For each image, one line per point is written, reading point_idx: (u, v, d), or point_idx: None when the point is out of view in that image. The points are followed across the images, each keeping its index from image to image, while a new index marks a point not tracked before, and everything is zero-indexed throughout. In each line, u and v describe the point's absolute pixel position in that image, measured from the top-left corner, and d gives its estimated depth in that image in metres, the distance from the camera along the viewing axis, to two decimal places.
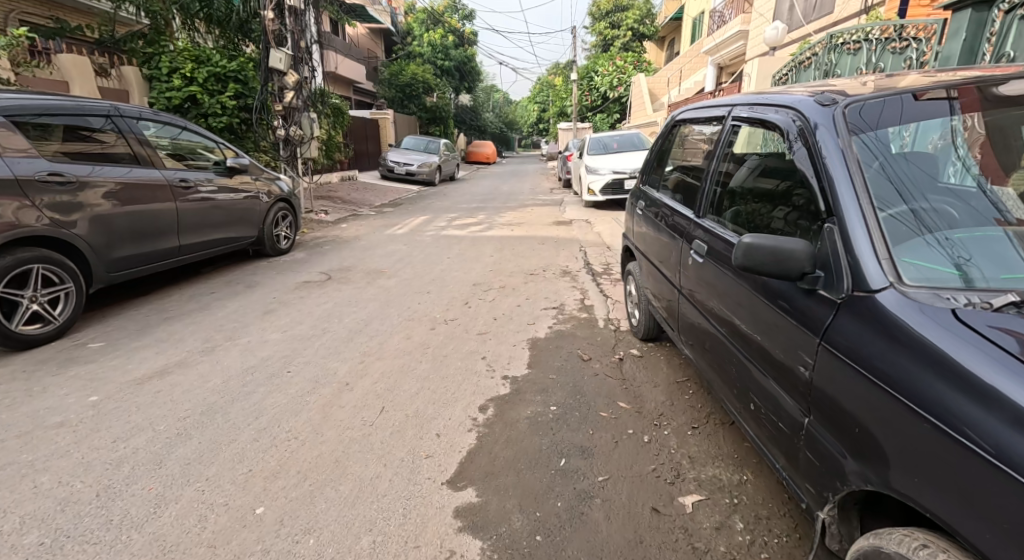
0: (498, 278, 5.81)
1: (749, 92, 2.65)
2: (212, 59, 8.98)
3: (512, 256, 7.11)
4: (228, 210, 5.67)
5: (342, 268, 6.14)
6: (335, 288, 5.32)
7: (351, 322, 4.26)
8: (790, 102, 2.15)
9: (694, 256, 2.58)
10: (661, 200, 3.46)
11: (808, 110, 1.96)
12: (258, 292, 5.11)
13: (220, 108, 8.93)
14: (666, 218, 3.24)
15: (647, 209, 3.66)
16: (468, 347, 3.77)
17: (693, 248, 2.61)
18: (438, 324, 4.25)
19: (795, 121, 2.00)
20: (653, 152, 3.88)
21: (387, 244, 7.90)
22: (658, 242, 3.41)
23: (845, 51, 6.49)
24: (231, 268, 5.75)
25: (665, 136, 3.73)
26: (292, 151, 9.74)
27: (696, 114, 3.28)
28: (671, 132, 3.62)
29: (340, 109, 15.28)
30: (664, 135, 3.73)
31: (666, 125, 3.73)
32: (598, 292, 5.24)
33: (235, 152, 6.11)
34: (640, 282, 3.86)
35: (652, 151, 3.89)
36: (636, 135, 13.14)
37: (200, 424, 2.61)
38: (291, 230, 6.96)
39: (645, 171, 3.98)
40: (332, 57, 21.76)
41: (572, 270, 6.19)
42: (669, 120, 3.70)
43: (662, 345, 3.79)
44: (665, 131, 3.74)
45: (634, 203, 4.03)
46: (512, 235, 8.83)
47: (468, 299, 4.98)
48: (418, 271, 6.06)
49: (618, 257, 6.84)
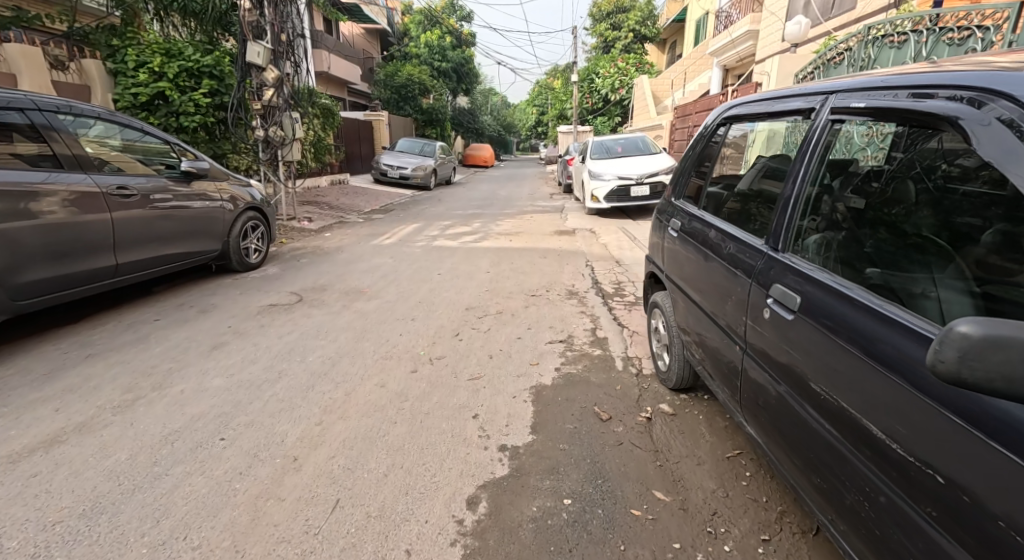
0: (495, 300, 5.06)
1: (853, 75, 1.93)
2: (184, 53, 8.23)
3: (510, 271, 6.39)
4: (184, 221, 4.93)
5: (316, 287, 5.40)
6: (305, 313, 4.57)
7: (317, 361, 3.52)
8: (870, 83, 1.73)
9: (769, 302, 1.88)
10: (706, 219, 2.72)
11: (942, 81, 1.47)
12: (213, 318, 4.35)
13: (192, 107, 8.19)
14: (713, 242, 2.50)
15: (684, 228, 2.92)
16: (456, 399, 3.04)
17: (773, 294, 1.87)
18: (421, 364, 3.51)
19: (905, 96, 1.56)
20: (686, 162, 3.20)
21: (372, 257, 7.15)
22: (695, 266, 2.69)
23: (887, 44, 5.80)
24: (187, 289, 5.01)
25: (701, 143, 3.06)
26: (272, 153, 8.99)
27: (755, 106, 2.53)
28: (714, 138, 2.92)
29: (329, 109, 14.54)
30: (701, 142, 3.06)
31: (706, 129, 3.05)
32: (611, 320, 4.51)
33: (193, 155, 5.31)
34: (666, 316, 3.17)
35: (683, 160, 3.22)
36: (642, 138, 12.42)
37: (73, 538, 1.88)
38: (263, 242, 6.19)
39: (672, 182, 3.32)
40: (324, 56, 21.05)
41: (579, 291, 5.45)
42: (709, 120, 3.02)
43: (698, 398, 3.05)
44: (703, 137, 3.06)
45: (660, 221, 3.33)
46: (510, 246, 8.11)
47: (459, 329, 4.24)
48: (403, 292, 5.31)
49: (629, 274, 6.12)
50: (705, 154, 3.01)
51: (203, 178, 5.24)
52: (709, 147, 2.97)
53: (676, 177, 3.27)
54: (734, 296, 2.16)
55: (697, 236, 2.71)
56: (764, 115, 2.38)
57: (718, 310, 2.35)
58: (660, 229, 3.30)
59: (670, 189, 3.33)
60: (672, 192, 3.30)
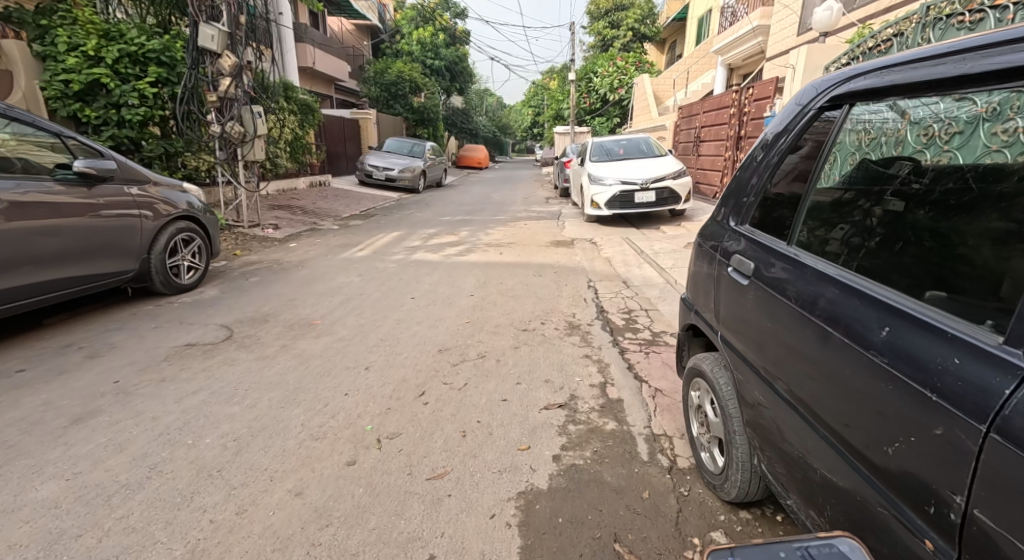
0: (478, 339, 4.04)
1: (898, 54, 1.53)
2: (126, 35, 7.19)
3: (499, 294, 5.39)
4: (78, 238, 3.91)
5: (257, 317, 4.37)
6: (228, 358, 3.52)
7: (216, 446, 2.48)
8: (932, 52, 1.37)
9: None
10: (801, 263, 1.69)
11: None
12: (99, 366, 3.29)
13: (136, 98, 7.19)
14: (829, 311, 1.47)
15: (756, 270, 1.87)
16: (401, 525, 2.02)
17: None
18: (362, 453, 2.48)
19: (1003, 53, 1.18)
20: (750, 160, 2.19)
21: (338, 273, 6.12)
22: (784, 333, 1.64)
23: (955, 24, 4.88)
24: (85, 323, 3.97)
25: (780, 134, 2.02)
26: (231, 152, 7.97)
27: (857, 85, 1.65)
28: (806, 129, 1.88)
29: (309, 106, 13.51)
30: (780, 132, 2.03)
31: (789, 111, 2.05)
32: (625, 370, 3.50)
33: (96, 151, 4.28)
34: (716, 389, 2.11)
35: (747, 160, 2.23)
36: (643, 137, 11.42)
37: None
38: (200, 258, 5.16)
39: (729, 190, 2.32)
40: (309, 51, 20.02)
41: (581, 325, 4.44)
42: (798, 94, 2.06)
43: (769, 523, 2.02)
44: (783, 125, 2.03)
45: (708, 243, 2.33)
46: (500, 261, 7.11)
47: (425, 387, 3.21)
48: (363, 326, 4.28)
49: (641, 301, 5.13)
50: (789, 152, 1.94)
51: (105, 183, 4.17)
52: (795, 144, 1.92)
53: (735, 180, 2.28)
54: (922, 433, 1.13)
55: (786, 291, 1.67)
56: (889, 88, 1.51)
57: (852, 434, 1.31)
58: (708, 258, 2.27)
59: (725, 197, 2.33)
60: (729, 202, 2.28)
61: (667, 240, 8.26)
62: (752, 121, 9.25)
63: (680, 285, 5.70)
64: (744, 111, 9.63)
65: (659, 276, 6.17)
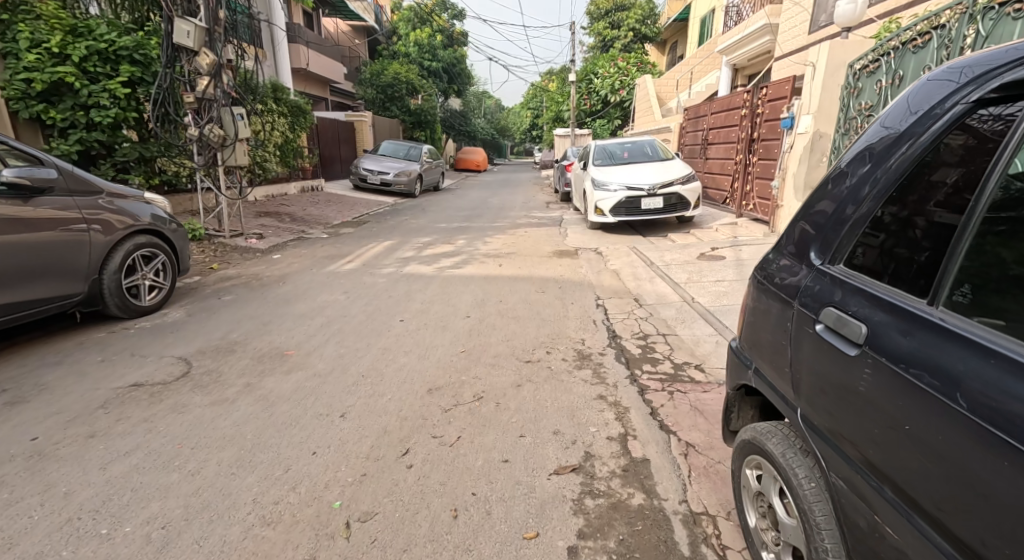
0: (475, 376, 3.51)
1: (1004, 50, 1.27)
2: (96, 31, 6.66)
3: (498, 315, 4.85)
4: (13, 260, 3.40)
5: (222, 347, 3.82)
6: (180, 402, 2.98)
7: (137, 539, 1.94)
8: None
9: None
10: (963, 334, 1.13)
11: None
12: (21, 416, 2.75)
13: (106, 98, 6.68)
14: None
15: (872, 332, 1.31)
16: None
17: None
18: (325, 547, 1.95)
19: None
20: (839, 174, 1.65)
21: (322, 291, 5.58)
22: (939, 445, 1.11)
23: (1010, 13, 4.48)
24: (19, 358, 3.43)
25: (894, 141, 1.47)
26: (210, 157, 7.41)
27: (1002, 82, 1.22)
28: (948, 135, 1.33)
29: (301, 108, 13.00)
30: (893, 138, 1.48)
31: (899, 114, 1.53)
32: (648, 419, 2.98)
33: (28, 158, 3.74)
34: (789, 480, 1.58)
35: (835, 173, 1.69)
36: (649, 140, 10.91)
37: None
38: (165, 277, 4.62)
39: (805, 212, 1.78)
40: (302, 52, 19.50)
41: (592, 355, 3.91)
42: (910, 93, 1.56)
43: None
44: (897, 129, 1.49)
45: (772, 278, 1.78)
46: (500, 274, 6.58)
47: (411, 443, 2.69)
48: (343, 358, 3.74)
49: (656, 324, 4.60)
50: (917, 167, 1.39)
51: (44, 195, 3.65)
52: (932, 154, 1.36)
53: (813, 198, 1.74)
54: None
55: (941, 379, 1.12)
56: None
57: None
58: (779, 302, 1.70)
59: (799, 220, 1.80)
60: (805, 226, 1.74)
61: (677, 249, 7.74)
62: (767, 122, 8.73)
63: (697, 303, 5.17)
64: (757, 112, 9.11)
65: (673, 293, 5.64)
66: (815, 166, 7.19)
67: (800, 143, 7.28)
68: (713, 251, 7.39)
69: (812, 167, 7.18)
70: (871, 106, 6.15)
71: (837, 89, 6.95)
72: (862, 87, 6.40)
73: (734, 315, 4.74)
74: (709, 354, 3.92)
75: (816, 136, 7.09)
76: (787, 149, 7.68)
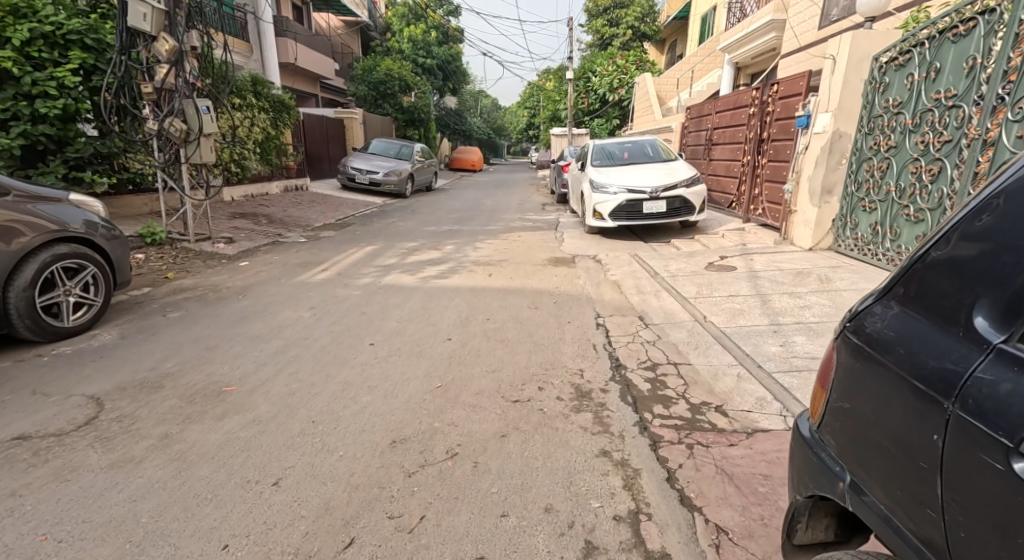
0: (450, 423, 2.89)
1: None
2: (40, 10, 5.92)
3: (483, 338, 4.21)
4: None
5: (149, 382, 3.18)
6: (69, 462, 2.35)
7: None
8: None
9: None
10: None
11: None
12: None
13: (54, 87, 5.97)
14: None
15: None
16: None
17: None
18: None
19: None
20: (998, 200, 1.15)
21: (286, 305, 4.94)
22: None
23: None
24: None
25: None
26: (172, 154, 6.80)
27: None
28: None
29: (283, 103, 12.30)
30: None
31: None
32: (663, 487, 2.36)
33: None
34: None
35: (988, 197, 1.18)
36: (651, 140, 10.31)
37: None
38: (96, 292, 3.98)
39: (931, 250, 1.26)
40: (290, 46, 18.84)
41: (593, 393, 3.29)
42: None
43: None
44: None
45: (888, 344, 1.24)
46: (489, 285, 5.95)
47: (357, 528, 2.07)
48: (293, 398, 3.10)
49: (665, 351, 3.98)
50: None
51: None
52: None
53: (951, 230, 1.23)
54: None
55: None
56: None
57: None
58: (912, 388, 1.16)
59: (924, 258, 1.27)
60: (939, 271, 1.22)
61: (683, 258, 7.13)
62: (778, 121, 8.13)
63: (710, 324, 4.55)
64: (766, 110, 8.52)
65: (682, 310, 5.02)
66: (834, 169, 6.60)
67: (816, 144, 6.70)
68: (722, 261, 6.80)
69: (830, 169, 6.59)
70: (900, 102, 5.56)
71: (860, 86, 6.34)
72: (889, 83, 5.82)
73: (754, 340, 4.11)
74: (731, 392, 3.30)
75: (834, 136, 6.50)
76: (801, 150, 7.08)
